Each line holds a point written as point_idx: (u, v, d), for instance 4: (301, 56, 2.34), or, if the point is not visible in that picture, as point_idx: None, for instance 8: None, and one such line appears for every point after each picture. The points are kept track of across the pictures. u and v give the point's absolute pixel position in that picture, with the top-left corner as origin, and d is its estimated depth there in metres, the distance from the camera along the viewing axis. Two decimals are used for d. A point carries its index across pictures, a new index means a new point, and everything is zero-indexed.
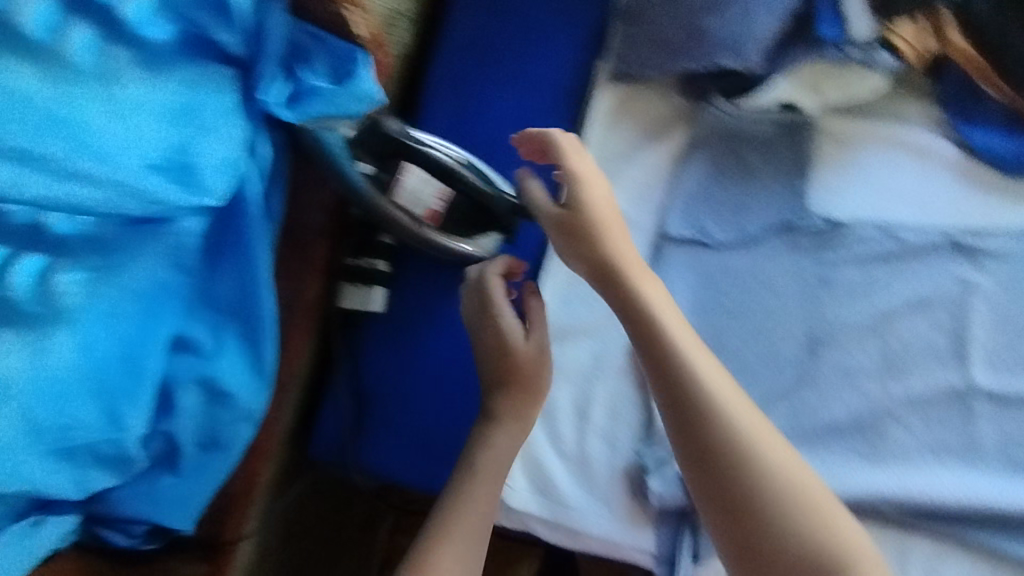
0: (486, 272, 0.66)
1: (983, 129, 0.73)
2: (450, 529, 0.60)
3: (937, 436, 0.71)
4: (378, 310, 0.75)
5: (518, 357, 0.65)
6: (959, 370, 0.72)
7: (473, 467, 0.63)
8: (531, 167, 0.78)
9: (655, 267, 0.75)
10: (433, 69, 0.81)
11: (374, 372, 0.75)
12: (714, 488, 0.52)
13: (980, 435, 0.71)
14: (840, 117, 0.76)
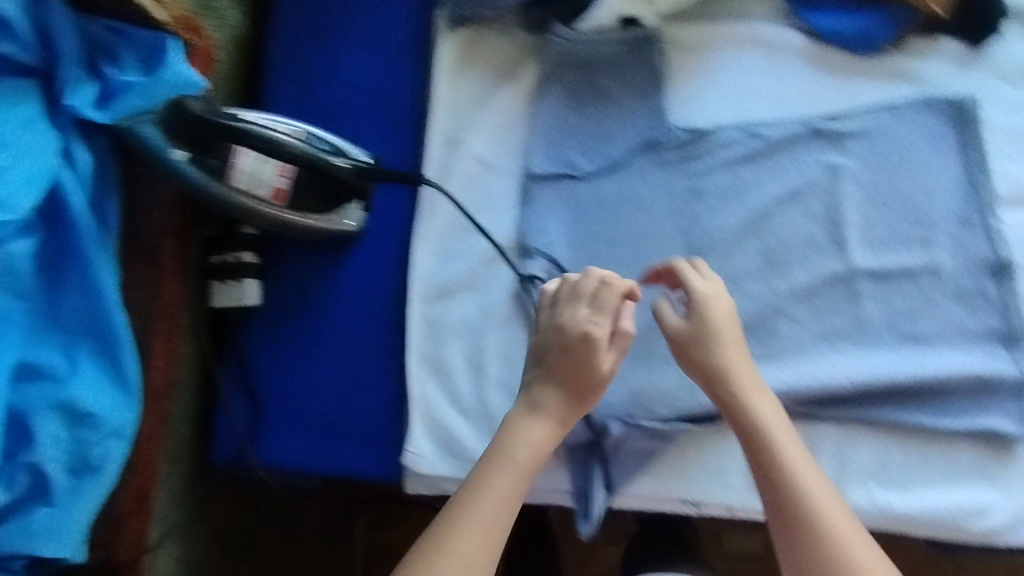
0: (613, 282, 0.63)
1: (822, 13, 0.74)
2: (470, 516, 0.55)
3: (828, 324, 0.72)
4: (254, 304, 0.73)
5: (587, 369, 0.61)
6: (838, 255, 0.72)
7: (505, 455, 0.58)
8: (384, 130, 0.75)
9: (526, 209, 0.73)
10: (270, 49, 0.78)
11: (262, 366, 0.74)
12: (787, 527, 0.57)
13: (869, 315, 0.72)
14: (683, 25, 0.76)
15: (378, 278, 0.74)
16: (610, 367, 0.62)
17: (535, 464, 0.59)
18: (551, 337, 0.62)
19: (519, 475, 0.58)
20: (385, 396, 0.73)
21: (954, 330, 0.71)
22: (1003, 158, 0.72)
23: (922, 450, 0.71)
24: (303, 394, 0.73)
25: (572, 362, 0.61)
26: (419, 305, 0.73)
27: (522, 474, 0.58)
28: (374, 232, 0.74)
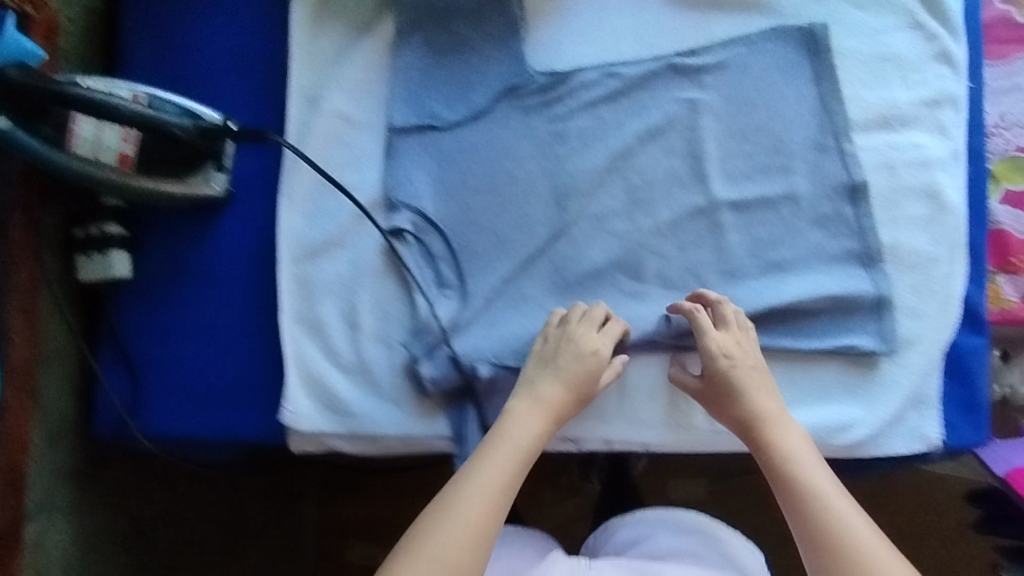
0: (590, 310, 0.69)
1: None
2: (470, 487, 0.61)
3: (693, 258, 0.73)
4: (128, 276, 0.74)
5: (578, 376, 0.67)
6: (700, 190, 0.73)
7: (504, 433, 0.65)
8: (244, 92, 0.75)
9: (390, 163, 0.73)
10: (123, 15, 0.76)
11: (139, 337, 0.74)
12: (806, 532, 0.61)
13: (733, 246, 0.73)
14: None
15: (250, 243, 0.74)
16: (607, 380, 0.70)
17: (532, 446, 0.65)
18: (562, 350, 0.68)
19: (515, 452, 0.64)
20: (263, 358, 0.74)
21: (814, 255, 0.73)
22: (856, 82, 0.74)
23: (791, 373, 0.73)
24: (182, 363, 0.74)
25: (580, 366, 0.67)
26: (291, 266, 0.73)
27: (521, 454, 0.64)
28: (242, 196, 0.75)
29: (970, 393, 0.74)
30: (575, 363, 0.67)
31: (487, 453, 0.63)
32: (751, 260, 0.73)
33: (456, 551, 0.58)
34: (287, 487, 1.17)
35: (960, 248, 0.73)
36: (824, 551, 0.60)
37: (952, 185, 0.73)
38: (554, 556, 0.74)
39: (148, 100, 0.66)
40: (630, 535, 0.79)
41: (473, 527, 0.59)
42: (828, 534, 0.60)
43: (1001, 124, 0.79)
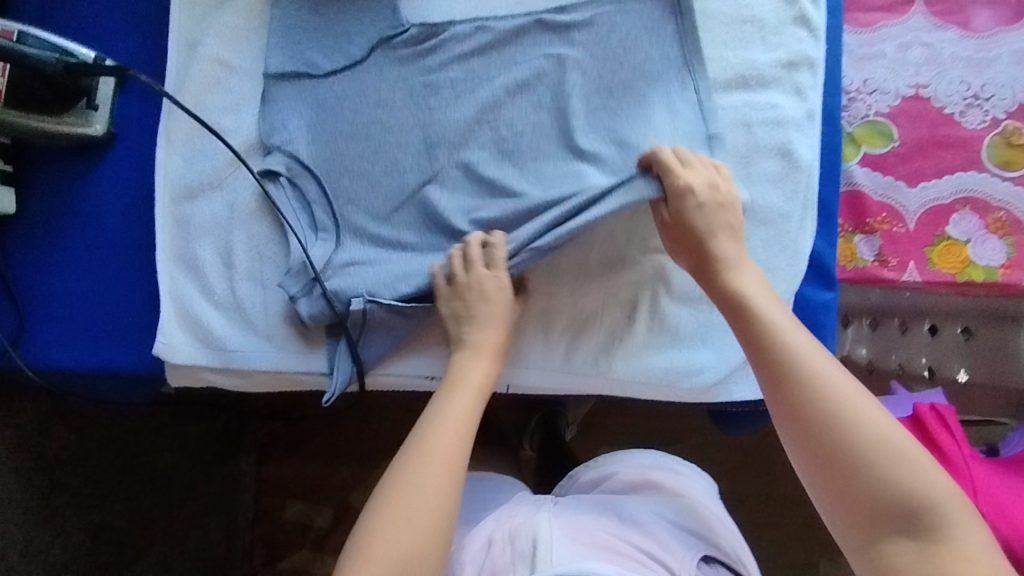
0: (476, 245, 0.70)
1: None
2: (438, 425, 0.64)
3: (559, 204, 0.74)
4: (10, 211, 0.76)
5: (498, 314, 0.70)
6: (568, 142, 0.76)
7: (459, 377, 0.68)
8: (129, 36, 0.78)
9: (267, 108, 0.77)
10: None
11: (21, 270, 0.77)
12: (785, 377, 0.60)
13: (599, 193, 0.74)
14: None
15: (132, 181, 0.78)
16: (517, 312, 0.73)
17: (486, 380, 0.68)
18: (469, 298, 0.70)
19: (474, 388, 0.67)
20: (140, 293, 0.77)
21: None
22: (716, 43, 0.77)
23: (649, 322, 0.76)
24: (62, 296, 0.76)
25: (494, 309, 0.70)
26: (168, 205, 0.77)
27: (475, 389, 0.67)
28: (127, 138, 0.78)
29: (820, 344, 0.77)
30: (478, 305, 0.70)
31: (449, 394, 0.66)
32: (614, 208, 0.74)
33: (437, 476, 0.61)
34: (218, 440, 1.13)
35: (811, 205, 0.76)
36: (795, 392, 0.59)
37: (806, 144, 0.76)
38: (522, 496, 0.74)
39: (18, 34, 0.69)
40: (594, 477, 0.81)
41: (446, 452, 0.62)
42: (816, 417, 0.57)
43: (864, 89, 0.82)
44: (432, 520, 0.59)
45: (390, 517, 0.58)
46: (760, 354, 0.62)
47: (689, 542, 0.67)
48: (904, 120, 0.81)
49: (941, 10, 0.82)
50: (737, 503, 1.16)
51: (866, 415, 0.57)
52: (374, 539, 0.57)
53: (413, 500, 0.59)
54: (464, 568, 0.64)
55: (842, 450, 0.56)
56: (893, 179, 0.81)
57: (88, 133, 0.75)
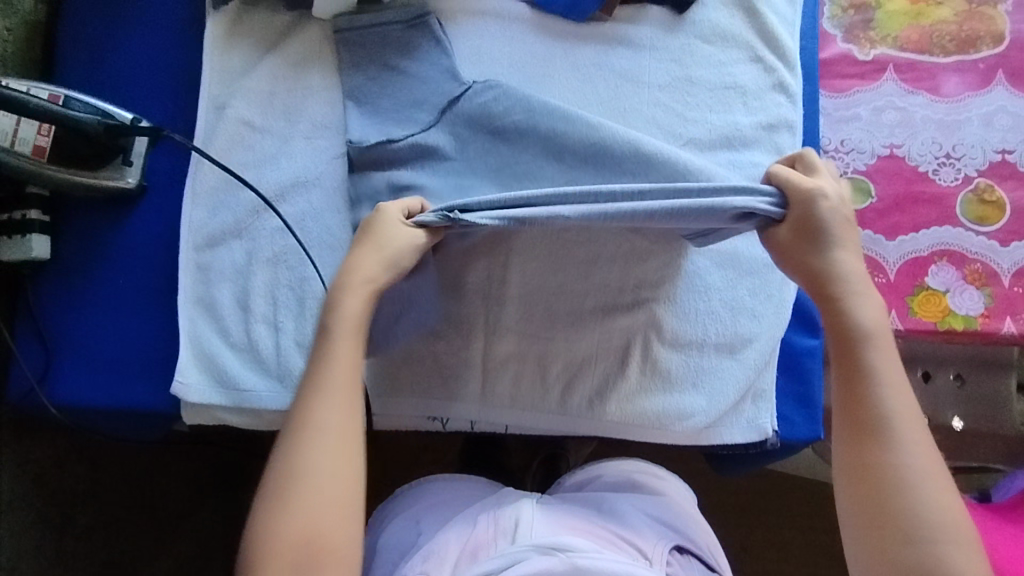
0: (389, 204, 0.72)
1: None
2: (319, 396, 0.63)
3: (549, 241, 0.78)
4: (44, 257, 0.82)
5: (382, 235, 0.68)
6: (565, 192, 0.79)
7: (327, 330, 0.66)
8: (162, 99, 0.85)
9: (287, 165, 0.84)
10: (61, 30, 0.87)
11: (51, 312, 0.82)
12: (866, 414, 0.60)
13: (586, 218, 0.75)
14: None
15: (159, 229, 0.84)
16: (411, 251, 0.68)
17: (362, 321, 0.66)
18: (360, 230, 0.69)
19: (348, 340, 0.65)
20: (161, 334, 0.82)
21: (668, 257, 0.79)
22: (701, 107, 0.83)
23: (641, 366, 0.79)
24: (87, 337, 0.81)
25: (381, 233, 0.68)
26: (191, 251, 0.82)
27: (353, 340, 0.66)
28: (156, 191, 0.84)
29: (805, 390, 0.81)
30: (367, 239, 0.68)
31: (325, 354, 0.65)
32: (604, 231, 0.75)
33: (324, 449, 0.62)
34: (224, 478, 1.14)
35: None
36: (870, 431, 0.59)
37: None
38: (507, 489, 0.80)
39: (65, 99, 0.78)
40: (577, 480, 0.84)
41: (328, 421, 0.63)
42: (882, 470, 0.58)
43: (842, 148, 0.88)
44: (333, 496, 0.61)
45: (283, 503, 0.60)
46: (858, 396, 0.61)
47: (663, 531, 0.73)
48: (880, 177, 0.86)
49: (912, 76, 0.88)
50: (736, 549, 1.17)
51: (936, 495, 0.57)
52: (273, 527, 0.59)
53: (305, 482, 0.60)
54: (448, 543, 0.70)
55: (901, 519, 0.56)
56: (873, 232, 0.86)
57: (120, 186, 0.81)
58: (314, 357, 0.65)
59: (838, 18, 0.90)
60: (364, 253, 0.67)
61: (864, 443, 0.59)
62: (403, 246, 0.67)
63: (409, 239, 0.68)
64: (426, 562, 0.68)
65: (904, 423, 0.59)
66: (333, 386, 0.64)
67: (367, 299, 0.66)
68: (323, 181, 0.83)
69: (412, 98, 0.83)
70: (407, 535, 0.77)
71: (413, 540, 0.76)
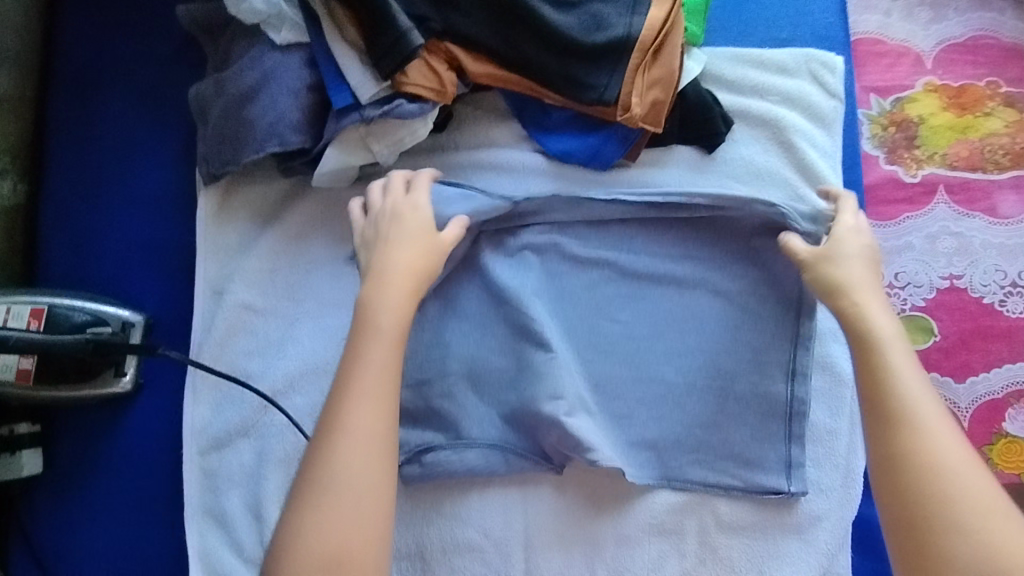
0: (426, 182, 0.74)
1: (553, 135, 0.78)
2: (345, 398, 0.59)
3: (588, 318, 0.76)
4: (37, 471, 0.75)
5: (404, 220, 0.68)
6: (604, 376, 0.75)
7: (367, 327, 0.62)
8: (157, 287, 0.78)
9: (294, 349, 0.77)
10: (44, 213, 0.80)
11: (46, 533, 0.75)
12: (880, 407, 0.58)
13: (632, 403, 0.74)
14: (426, 154, 0.80)
15: (160, 432, 0.76)
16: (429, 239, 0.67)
17: (400, 325, 0.62)
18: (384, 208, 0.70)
19: (387, 346, 0.61)
20: (170, 551, 0.74)
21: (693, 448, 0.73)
22: (743, 258, 0.76)
23: (699, 555, 0.72)
24: (86, 560, 0.74)
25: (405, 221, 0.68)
26: (196, 456, 0.75)
27: (392, 341, 0.62)
28: (152, 389, 0.77)
29: (881, 566, 0.73)
30: (392, 225, 0.68)
31: (359, 348, 0.61)
32: (643, 311, 0.76)
33: (354, 457, 0.57)
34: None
35: (857, 420, 0.74)
36: (889, 421, 0.57)
37: (843, 355, 0.75)
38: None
39: (48, 310, 0.71)
40: None
41: (358, 429, 0.58)
42: (910, 455, 0.55)
43: (896, 283, 0.80)
44: (357, 501, 0.56)
45: (309, 499, 0.56)
46: (877, 387, 0.58)
47: None
48: (942, 312, 0.79)
49: (965, 197, 0.81)
50: None
51: (959, 467, 0.54)
52: (297, 539, 0.55)
53: (329, 489, 0.56)
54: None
55: (944, 513, 0.53)
56: (940, 374, 0.78)
57: (116, 391, 0.73)
58: (350, 346, 0.61)
59: (878, 136, 0.84)
60: (399, 240, 0.66)
61: (884, 428, 0.57)
62: (424, 232, 0.67)
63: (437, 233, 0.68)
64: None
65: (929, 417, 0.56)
66: (367, 390, 0.59)
67: (404, 290, 0.64)
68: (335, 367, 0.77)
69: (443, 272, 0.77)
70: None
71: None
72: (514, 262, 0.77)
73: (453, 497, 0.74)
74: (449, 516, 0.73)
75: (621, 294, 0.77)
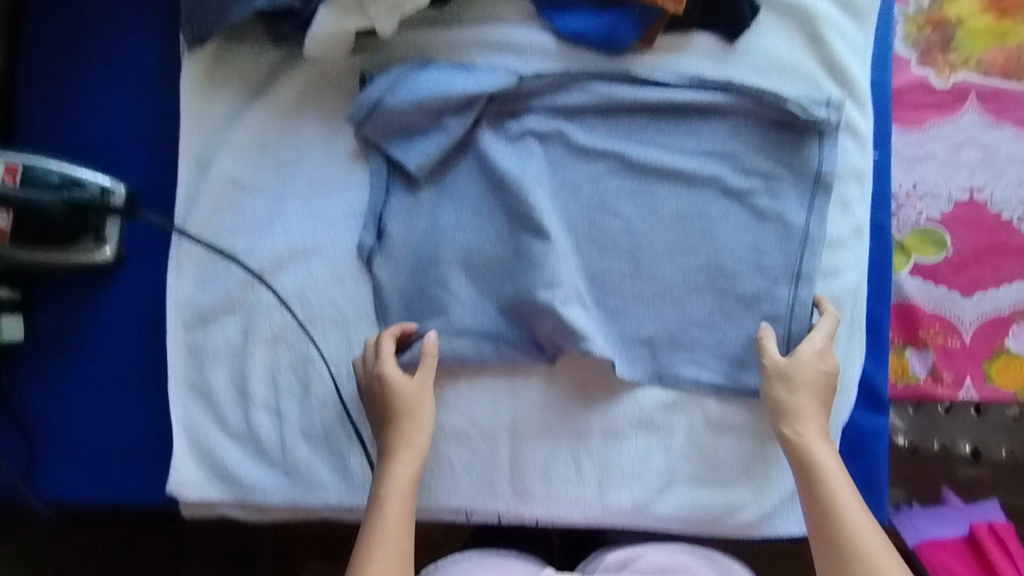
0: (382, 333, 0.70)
1: (564, 13, 0.73)
2: (371, 558, 0.62)
3: (590, 208, 0.73)
4: (20, 339, 0.73)
5: (399, 392, 0.68)
6: (602, 272, 0.72)
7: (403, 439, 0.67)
8: (142, 158, 0.74)
9: (283, 229, 0.74)
10: (20, 73, 0.75)
11: (30, 400, 0.74)
12: (830, 549, 0.61)
13: (630, 300, 0.72)
14: (428, 30, 0.74)
15: (144, 306, 0.74)
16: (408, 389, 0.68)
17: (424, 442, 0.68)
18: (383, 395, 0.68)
19: (398, 505, 0.65)
20: (153, 425, 0.73)
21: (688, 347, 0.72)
22: (758, 156, 0.72)
23: (685, 451, 0.72)
24: (70, 428, 0.73)
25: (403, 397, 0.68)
26: (180, 331, 0.74)
27: (422, 428, 0.68)
28: (136, 262, 0.75)
29: (871, 474, 0.73)
30: (391, 401, 0.68)
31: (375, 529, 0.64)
32: (647, 202, 0.73)
33: (398, 536, 0.64)
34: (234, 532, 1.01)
35: (857, 328, 0.72)
36: (839, 561, 0.60)
37: (851, 263, 0.72)
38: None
39: (23, 170, 0.67)
40: None
41: (400, 494, 0.65)
42: None
43: (914, 193, 0.76)
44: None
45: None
46: (828, 531, 0.62)
47: None
48: (958, 227, 0.76)
49: (996, 107, 0.77)
50: None
51: None
52: None
53: None
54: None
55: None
56: (947, 289, 0.76)
57: (99, 260, 0.71)
58: (365, 535, 0.64)
59: (912, 38, 0.78)
60: (406, 427, 0.67)
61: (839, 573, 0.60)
62: (418, 391, 0.68)
63: (426, 390, 0.69)
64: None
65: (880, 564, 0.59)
66: (399, 459, 0.67)
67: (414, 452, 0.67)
68: (324, 249, 0.74)
69: (440, 156, 0.73)
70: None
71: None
72: (515, 144, 0.73)
73: (443, 385, 0.73)
74: (437, 403, 0.73)
75: (624, 182, 0.73)
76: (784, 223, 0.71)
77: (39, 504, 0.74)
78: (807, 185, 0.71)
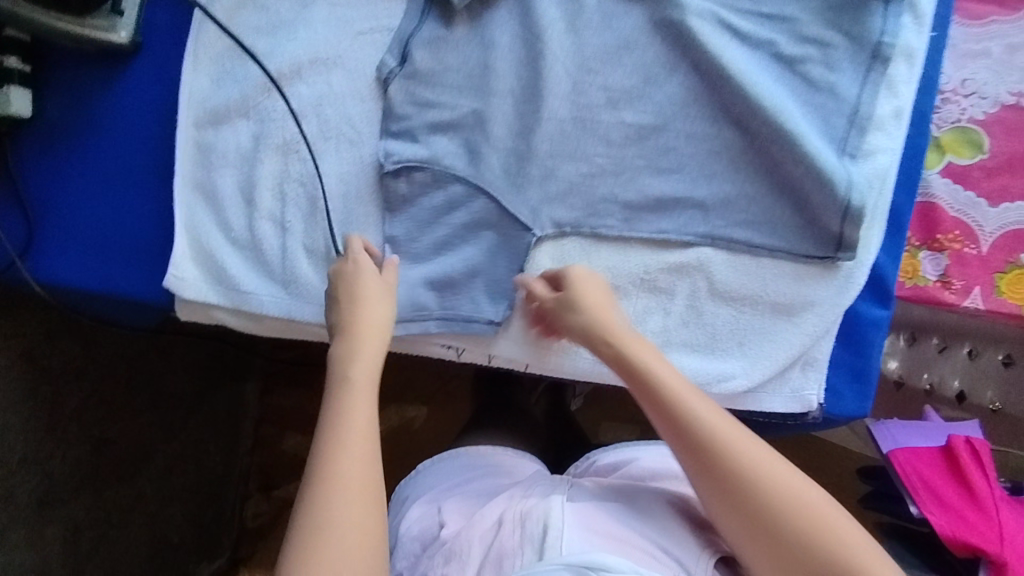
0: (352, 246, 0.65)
1: None
2: (332, 445, 0.52)
3: (630, 55, 0.70)
4: (27, 114, 0.71)
5: (362, 283, 0.62)
6: (633, 135, 0.70)
7: (363, 308, 0.61)
8: None
9: (307, 35, 0.72)
10: None
11: (32, 176, 0.72)
12: (707, 478, 0.54)
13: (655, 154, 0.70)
14: None
15: (161, 97, 0.73)
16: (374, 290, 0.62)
17: (386, 321, 0.61)
18: (348, 284, 0.63)
19: (363, 390, 0.56)
20: (158, 217, 0.72)
21: (701, 210, 0.70)
22: (817, 24, 0.69)
23: (684, 316, 0.72)
24: (71, 210, 0.72)
25: (371, 290, 0.62)
26: (191, 127, 0.72)
27: (385, 306, 0.61)
28: (154, 50, 0.74)
29: (860, 362, 0.73)
30: (359, 292, 0.62)
31: (337, 414, 0.54)
32: (689, 58, 0.70)
33: (352, 419, 0.54)
34: (222, 365, 1.12)
35: (878, 212, 0.70)
36: (723, 488, 0.53)
37: (886, 146, 0.69)
38: (533, 480, 0.71)
39: None
40: None
41: (365, 371, 0.57)
42: (752, 506, 0.52)
43: (960, 90, 0.75)
44: (348, 510, 0.50)
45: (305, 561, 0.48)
46: (702, 459, 0.55)
47: None
48: (998, 130, 0.74)
49: None
50: None
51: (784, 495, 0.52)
52: None
53: (338, 479, 0.51)
54: (473, 547, 0.62)
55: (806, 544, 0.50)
56: (974, 195, 0.74)
57: (112, 40, 0.70)
58: (324, 427, 0.54)
59: None
60: (367, 303, 0.60)
61: (725, 495, 0.53)
62: (381, 288, 0.63)
63: (387, 288, 0.63)
64: (449, 566, 0.62)
65: (759, 470, 0.53)
66: (360, 337, 0.59)
67: (377, 350, 0.59)
68: (346, 62, 0.72)
69: None
70: (429, 525, 0.70)
71: (435, 531, 0.68)
72: None
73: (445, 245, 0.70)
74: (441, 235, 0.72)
75: (666, 25, 0.70)
76: (831, 94, 0.69)
77: (31, 280, 0.72)
78: (856, 57, 0.69)
